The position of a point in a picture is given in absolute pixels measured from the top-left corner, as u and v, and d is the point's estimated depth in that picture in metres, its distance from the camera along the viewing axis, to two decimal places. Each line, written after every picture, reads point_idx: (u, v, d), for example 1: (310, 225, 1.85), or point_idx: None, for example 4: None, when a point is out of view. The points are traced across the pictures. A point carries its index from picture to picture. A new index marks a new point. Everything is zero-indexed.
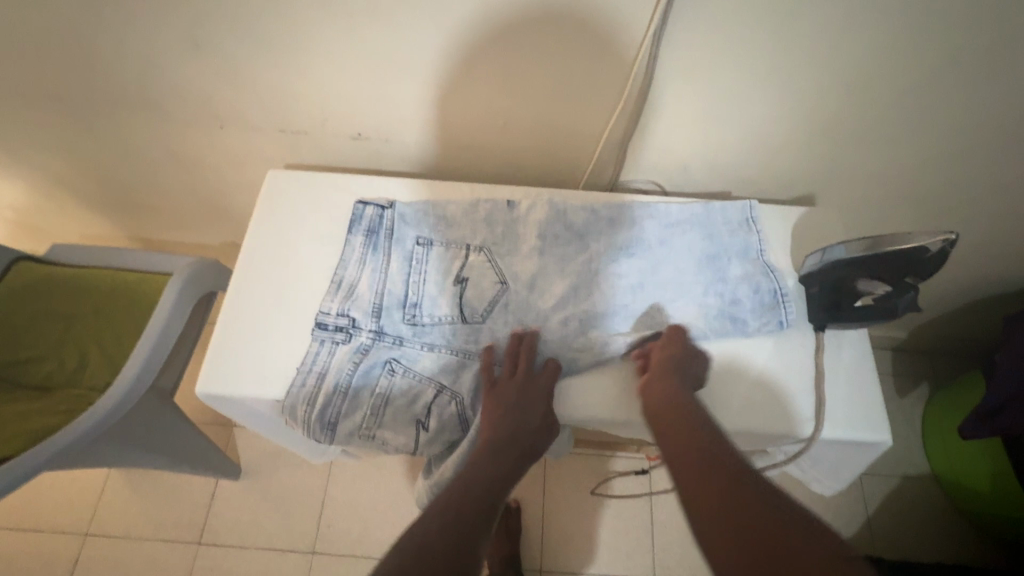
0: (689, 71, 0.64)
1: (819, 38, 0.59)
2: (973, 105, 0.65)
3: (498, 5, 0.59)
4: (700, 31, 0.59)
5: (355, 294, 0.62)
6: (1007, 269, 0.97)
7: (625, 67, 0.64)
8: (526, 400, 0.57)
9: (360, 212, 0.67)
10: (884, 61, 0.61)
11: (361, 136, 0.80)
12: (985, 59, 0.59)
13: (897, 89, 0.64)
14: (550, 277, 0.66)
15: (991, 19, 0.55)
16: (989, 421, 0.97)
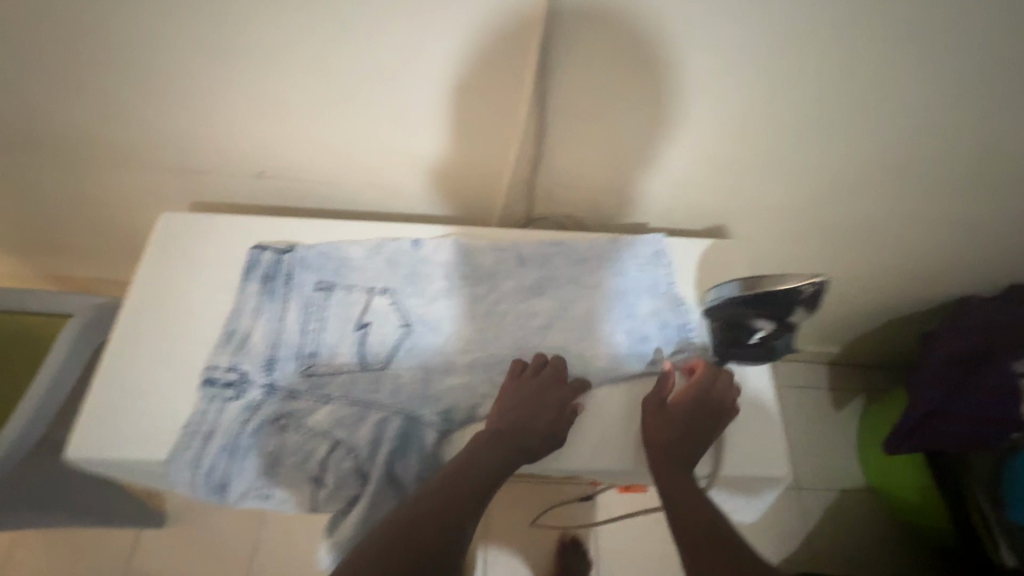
0: (578, 112, 0.66)
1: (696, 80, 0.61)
2: (846, 139, 0.69)
3: (380, 45, 0.59)
4: (579, 73, 0.61)
5: (248, 346, 0.62)
6: (906, 288, 1.03)
7: (516, 105, 0.65)
8: (538, 404, 0.58)
9: (257, 258, 0.67)
10: (756, 101, 0.64)
11: (266, 173, 0.78)
12: (846, 98, 0.63)
13: (774, 126, 0.68)
14: (457, 319, 0.66)
15: (844, 62, 0.59)
16: (910, 437, 1.00)
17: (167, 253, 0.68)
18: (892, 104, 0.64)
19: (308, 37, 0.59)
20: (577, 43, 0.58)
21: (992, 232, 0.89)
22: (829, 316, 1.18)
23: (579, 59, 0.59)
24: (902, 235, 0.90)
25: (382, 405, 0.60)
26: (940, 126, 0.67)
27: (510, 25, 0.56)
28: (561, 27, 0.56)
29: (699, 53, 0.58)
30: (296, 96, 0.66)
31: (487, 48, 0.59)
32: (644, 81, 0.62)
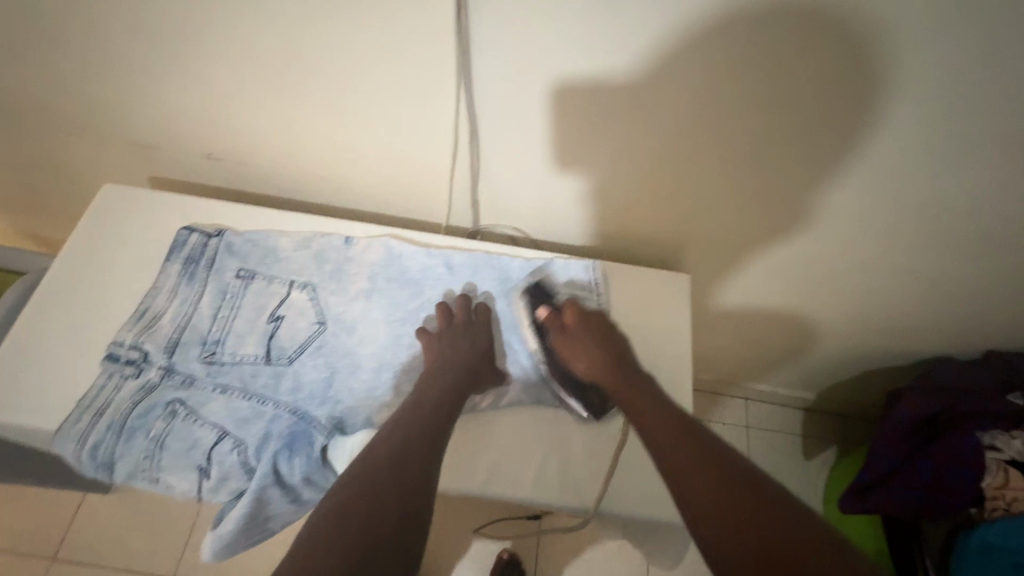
0: (511, 124, 0.65)
1: (630, 98, 0.59)
2: (796, 176, 0.66)
3: (306, 35, 0.59)
4: (508, 82, 0.60)
5: (155, 327, 0.61)
6: (871, 332, 0.99)
7: (449, 109, 0.64)
8: (459, 348, 0.61)
9: (184, 239, 0.66)
10: (694, 128, 0.62)
11: (213, 156, 0.79)
12: (789, 133, 0.61)
13: (719, 155, 0.65)
14: (373, 322, 0.65)
15: (780, 99, 0.57)
16: (863, 496, 0.95)
17: (98, 223, 0.69)
18: (837, 146, 0.61)
19: (239, 20, 0.59)
20: (505, 48, 0.56)
21: (965, 292, 0.84)
22: (798, 359, 1.14)
23: (507, 66, 0.58)
24: (866, 285, 0.86)
25: (278, 402, 0.59)
26: (898, 175, 0.63)
27: (434, 24, 0.55)
28: (483, 29, 0.55)
29: (630, 68, 0.56)
30: (237, 79, 0.66)
31: (414, 49, 0.58)
32: (577, 94, 0.60)
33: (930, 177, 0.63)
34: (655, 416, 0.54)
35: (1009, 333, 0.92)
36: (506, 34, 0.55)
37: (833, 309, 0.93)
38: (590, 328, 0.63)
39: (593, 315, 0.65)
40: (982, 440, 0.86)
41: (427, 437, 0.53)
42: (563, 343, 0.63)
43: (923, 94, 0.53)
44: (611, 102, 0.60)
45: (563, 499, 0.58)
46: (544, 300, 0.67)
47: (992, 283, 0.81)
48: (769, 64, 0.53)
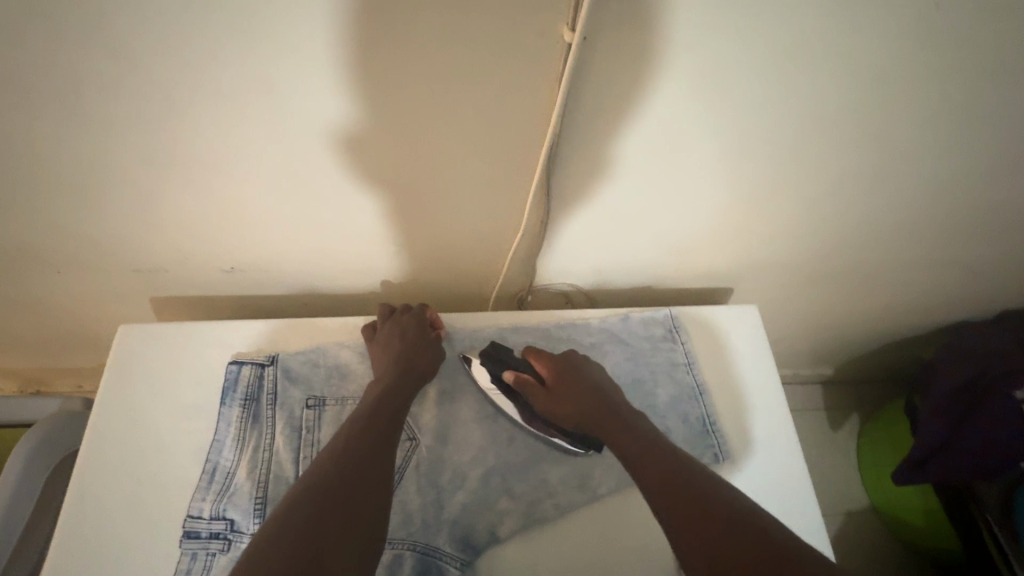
0: (574, 195, 0.62)
1: (711, 150, 0.58)
2: (849, 192, 0.68)
3: (358, 144, 0.54)
4: (579, 155, 0.57)
5: (234, 488, 0.54)
6: (896, 312, 1.04)
7: (512, 189, 0.60)
8: (398, 339, 0.63)
9: (235, 375, 0.59)
10: (763, 166, 0.62)
11: (234, 269, 0.71)
12: (852, 157, 0.62)
13: (782, 187, 0.65)
14: (466, 424, 0.61)
15: (849, 128, 0.58)
16: (920, 469, 0.99)
17: (134, 372, 0.61)
18: (893, 160, 0.63)
19: (291, 139, 0.53)
20: (583, 123, 0.53)
21: (986, 265, 0.89)
22: (826, 344, 1.19)
23: (591, 143, 0.55)
24: (902, 275, 0.89)
25: (393, 540, 0.53)
26: (943, 176, 0.67)
27: (509, 114, 0.52)
28: (570, 114, 0.52)
29: (716, 125, 0.55)
30: (276, 196, 0.60)
31: (488, 139, 0.54)
32: (658, 154, 0.58)
33: (981, 170, 0.67)
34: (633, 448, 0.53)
35: (1020, 292, 0.99)
36: (594, 113, 0.52)
37: (866, 297, 0.97)
38: (570, 379, 0.60)
39: (569, 361, 0.62)
40: (1020, 397, 0.90)
41: (379, 431, 0.53)
42: (548, 405, 0.60)
43: (992, 102, 0.56)
44: (687, 157, 0.59)
45: None
46: (507, 354, 0.64)
47: (1015, 254, 0.87)
48: (851, 103, 0.55)
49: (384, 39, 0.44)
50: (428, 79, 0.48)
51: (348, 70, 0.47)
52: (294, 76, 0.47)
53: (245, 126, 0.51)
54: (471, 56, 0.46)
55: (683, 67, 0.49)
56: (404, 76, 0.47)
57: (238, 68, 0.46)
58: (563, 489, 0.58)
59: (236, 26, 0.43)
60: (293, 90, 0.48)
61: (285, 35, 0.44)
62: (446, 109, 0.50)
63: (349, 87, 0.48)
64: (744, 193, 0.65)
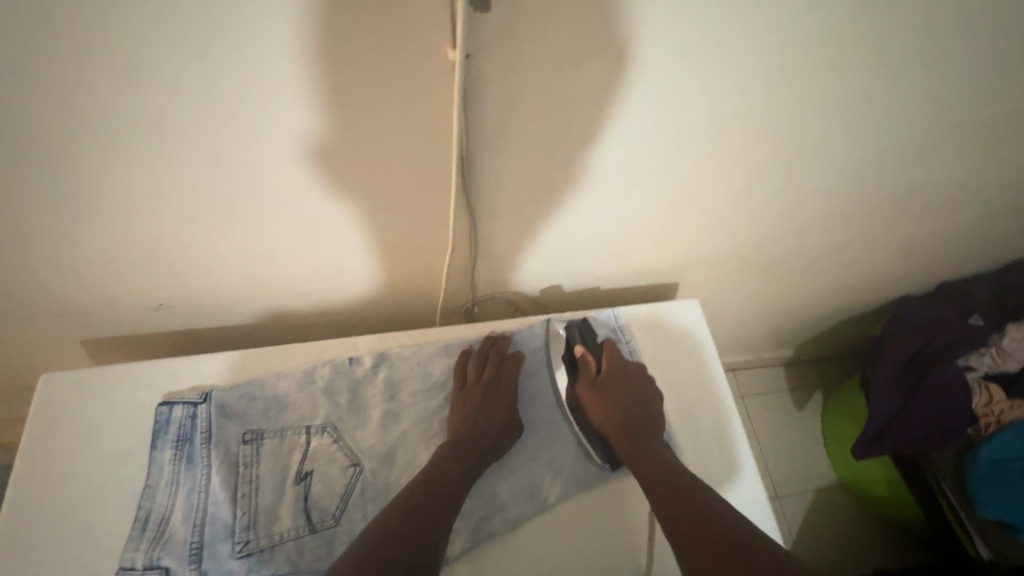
0: (501, 210, 0.61)
1: (637, 159, 0.58)
2: (778, 189, 0.69)
3: (269, 174, 0.51)
4: (499, 173, 0.55)
5: (168, 535, 0.52)
6: (843, 291, 1.06)
7: (437, 211, 0.59)
8: (488, 399, 0.61)
9: (165, 417, 0.57)
10: (688, 172, 0.62)
11: (163, 305, 0.68)
12: (777, 156, 0.62)
13: (711, 190, 0.66)
14: (414, 445, 0.60)
15: (769, 130, 0.58)
16: (875, 443, 1.02)
17: (56, 424, 0.58)
18: (816, 156, 0.64)
19: (199, 175, 0.50)
20: (497, 141, 0.52)
21: (922, 242, 0.92)
22: (782, 327, 1.21)
23: (514, 164, 0.54)
24: (844, 256, 0.91)
25: None
26: (864, 168, 0.68)
27: (420, 139, 0.50)
28: (487, 136, 0.51)
29: (636, 134, 0.54)
30: (194, 231, 0.57)
31: (408, 164, 0.52)
32: (584, 167, 0.57)
33: (906, 156, 0.68)
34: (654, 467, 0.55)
35: (955, 265, 1.03)
36: (508, 134, 0.51)
37: (814, 279, 0.98)
38: (624, 385, 0.63)
39: (629, 366, 0.65)
40: (960, 366, 0.96)
41: (440, 496, 0.53)
42: (588, 394, 0.63)
43: (908, 95, 0.57)
44: (611, 166, 0.58)
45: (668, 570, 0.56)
46: (589, 338, 0.68)
47: (948, 228, 0.90)
48: (772, 108, 0.54)
49: (279, 74, 0.42)
50: (333, 110, 0.46)
51: (247, 105, 0.44)
52: (187, 112, 0.44)
53: (147, 166, 0.49)
54: (375, 88, 0.44)
55: (594, 85, 0.48)
56: (306, 108, 0.45)
57: (126, 109, 0.43)
58: (513, 502, 0.58)
59: (113, 70, 0.40)
60: (192, 126, 0.45)
61: (169, 74, 0.41)
62: (355, 136, 0.48)
63: (246, 117, 0.45)
64: (677, 196, 0.65)
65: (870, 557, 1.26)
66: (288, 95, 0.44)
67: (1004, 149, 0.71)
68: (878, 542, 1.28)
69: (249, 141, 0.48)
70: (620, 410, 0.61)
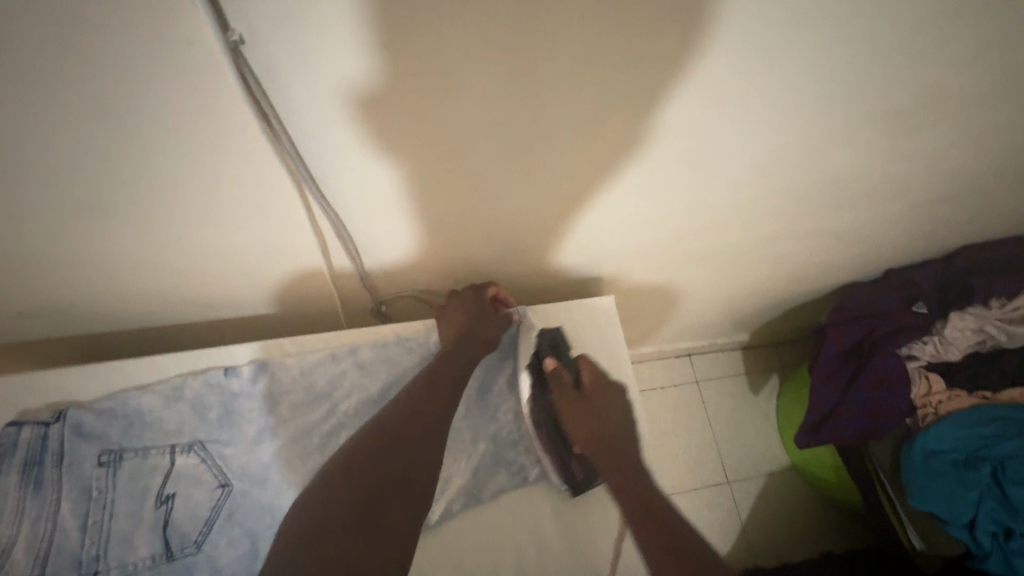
0: (375, 209, 0.54)
1: (517, 163, 0.51)
2: (699, 189, 0.62)
3: (85, 178, 0.45)
4: (358, 172, 0.49)
5: (8, 567, 0.48)
6: (791, 277, 1.01)
7: (301, 214, 0.53)
8: (476, 322, 0.61)
9: (11, 438, 0.52)
10: (586, 173, 0.55)
11: (20, 315, 0.60)
12: (691, 156, 0.55)
13: (618, 189, 0.59)
14: (289, 463, 0.56)
15: (672, 128, 0.50)
16: (816, 433, 1.00)
17: None
18: (736, 155, 0.57)
19: (4, 184, 0.44)
20: (344, 138, 0.45)
21: (867, 231, 0.87)
22: (731, 312, 1.16)
23: (364, 169, 0.48)
24: (784, 245, 0.86)
25: None
26: (791, 166, 0.62)
27: (251, 141, 0.43)
28: (329, 140, 0.45)
29: (511, 135, 0.47)
30: (19, 238, 0.50)
31: (249, 168, 0.46)
32: (452, 172, 0.51)
33: (836, 148, 0.60)
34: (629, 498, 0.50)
35: (905, 252, 0.98)
36: (354, 133, 0.44)
37: (759, 267, 0.93)
38: (603, 406, 0.59)
39: (610, 391, 0.61)
40: (901, 355, 0.94)
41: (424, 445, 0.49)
42: (567, 404, 0.59)
43: (822, 90, 0.49)
44: (492, 166, 0.51)
45: None
46: (564, 350, 0.64)
47: (896, 217, 0.84)
48: (657, 111, 0.47)
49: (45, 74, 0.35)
50: (133, 111, 0.39)
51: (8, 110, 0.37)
52: None
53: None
54: (159, 88, 0.37)
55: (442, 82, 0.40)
56: (86, 112, 0.38)
57: None
58: None
59: None
60: None
61: None
62: (171, 138, 0.42)
63: (27, 120, 0.38)
64: (574, 198, 0.59)
65: (815, 540, 1.26)
66: (52, 96, 0.37)
67: (948, 142, 0.65)
68: (825, 525, 1.28)
69: (33, 148, 0.41)
70: (598, 431, 0.57)
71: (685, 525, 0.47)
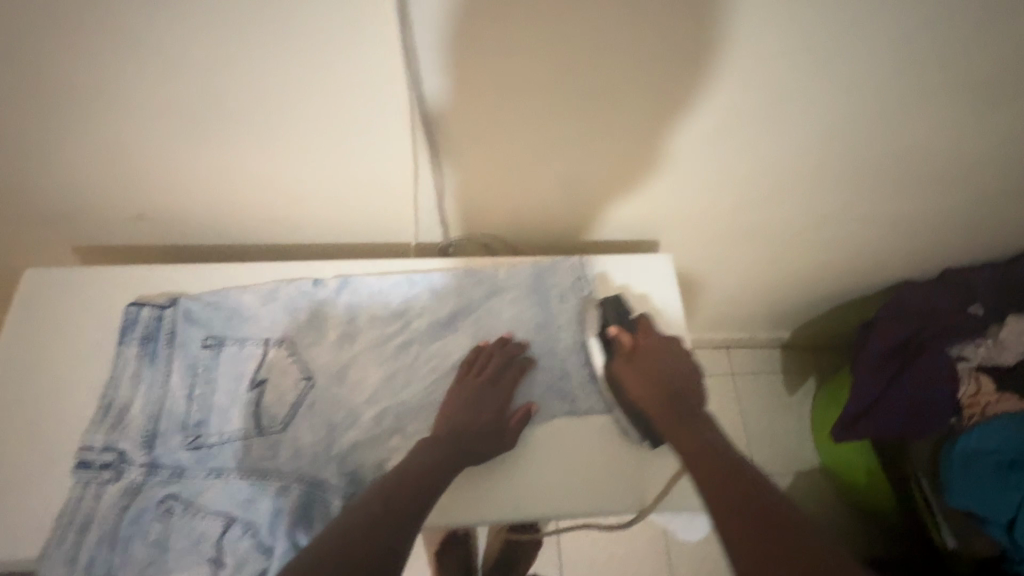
0: (464, 142, 0.59)
1: (601, 104, 0.55)
2: (769, 153, 0.65)
3: (228, 83, 0.51)
4: (458, 100, 0.53)
5: (126, 423, 0.56)
6: (842, 270, 1.02)
7: (399, 139, 0.58)
8: (479, 399, 0.58)
9: (133, 317, 0.60)
10: (664, 122, 0.58)
11: (142, 218, 0.68)
12: (765, 113, 0.58)
13: (690, 144, 0.62)
14: (364, 367, 0.62)
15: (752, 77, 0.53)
16: (853, 426, 1.00)
17: (39, 316, 0.61)
18: (809, 117, 0.59)
19: (161, 82, 0.51)
20: (453, 62, 0.49)
21: (928, 226, 0.87)
22: (778, 304, 1.17)
23: (464, 96, 0.53)
24: (843, 233, 0.87)
25: (281, 472, 0.55)
26: (862, 138, 0.64)
27: (374, 56, 0.49)
28: (440, 63, 0.50)
29: (600, 72, 0.51)
30: (160, 138, 0.58)
31: (365, 84, 0.51)
32: (539, 106, 0.55)
33: (908, 124, 0.62)
34: (694, 452, 0.51)
35: (962, 252, 0.98)
36: (465, 56, 0.49)
37: (813, 255, 0.94)
38: (660, 360, 0.60)
39: (667, 344, 0.62)
40: (951, 354, 0.93)
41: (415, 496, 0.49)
42: (625, 368, 0.60)
43: (901, 52, 0.52)
44: (578, 106, 0.55)
45: (596, 507, 0.57)
46: (622, 315, 0.65)
47: (960, 213, 0.84)
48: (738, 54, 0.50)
49: None
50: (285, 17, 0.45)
51: None
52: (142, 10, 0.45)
53: (93, 62, 0.49)
54: None
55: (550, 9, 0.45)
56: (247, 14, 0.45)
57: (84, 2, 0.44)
58: None
59: None
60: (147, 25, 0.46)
61: None
62: (309, 47, 0.48)
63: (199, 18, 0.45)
64: (648, 151, 0.62)
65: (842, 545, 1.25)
66: None
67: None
68: (854, 532, 1.26)
69: (195, 46, 0.48)
70: (660, 387, 0.58)
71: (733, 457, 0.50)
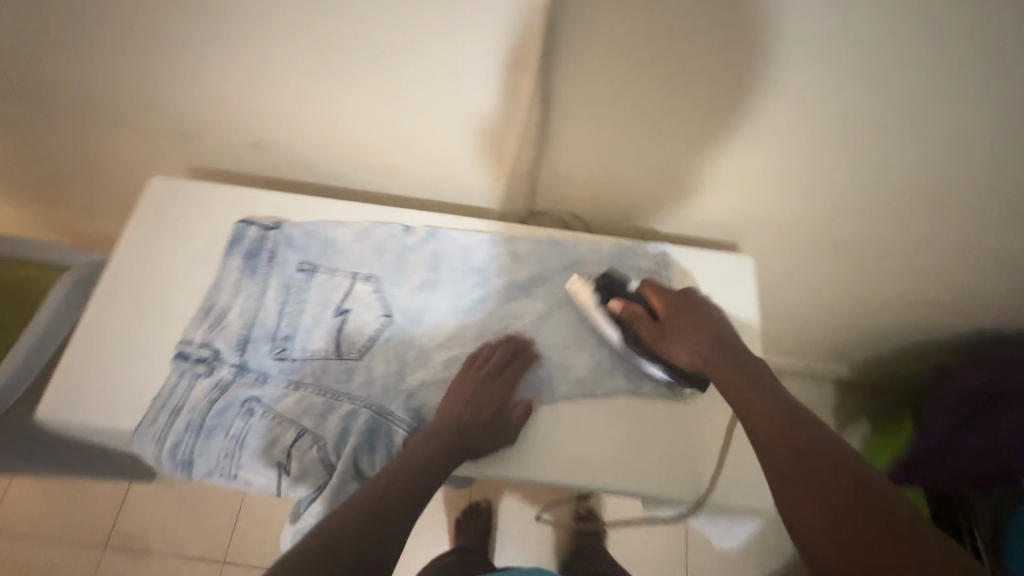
0: (575, 110, 0.60)
1: (722, 88, 0.55)
2: (884, 163, 0.62)
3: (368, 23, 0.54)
4: (580, 65, 0.54)
5: (223, 325, 0.61)
6: (928, 309, 0.96)
7: (513, 99, 0.59)
8: (479, 394, 0.57)
9: (241, 233, 0.65)
10: (782, 115, 0.57)
11: (259, 144, 0.73)
12: (891, 119, 0.56)
13: (802, 142, 0.60)
14: (441, 314, 0.64)
15: (887, 77, 0.51)
16: (908, 471, 0.95)
17: (161, 220, 0.67)
18: (937, 130, 0.57)
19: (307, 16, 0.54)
20: (586, 26, 0.50)
21: None
22: (848, 334, 1.12)
23: (587, 62, 0.54)
24: (940, 265, 0.82)
25: (353, 396, 0.58)
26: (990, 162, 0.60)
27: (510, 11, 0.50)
28: (573, 26, 0.51)
29: (730, 54, 0.51)
30: (292, 70, 0.61)
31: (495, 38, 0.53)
32: (659, 81, 0.55)
33: None
34: (762, 424, 0.47)
35: None
36: (600, 21, 0.50)
37: (901, 286, 0.90)
38: (687, 321, 0.58)
39: (685, 300, 0.60)
40: None
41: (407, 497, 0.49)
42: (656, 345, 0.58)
43: None
44: (697, 87, 0.55)
45: (649, 488, 0.57)
46: (618, 288, 0.62)
47: None
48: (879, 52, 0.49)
49: None
50: None
51: None
52: None
53: None
54: None
55: None
56: None
57: None
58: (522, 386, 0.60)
59: None
60: None
61: None
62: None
63: None
64: (756, 144, 0.61)
65: None
66: None
67: None
68: None
69: None
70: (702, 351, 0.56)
71: (805, 429, 0.46)
